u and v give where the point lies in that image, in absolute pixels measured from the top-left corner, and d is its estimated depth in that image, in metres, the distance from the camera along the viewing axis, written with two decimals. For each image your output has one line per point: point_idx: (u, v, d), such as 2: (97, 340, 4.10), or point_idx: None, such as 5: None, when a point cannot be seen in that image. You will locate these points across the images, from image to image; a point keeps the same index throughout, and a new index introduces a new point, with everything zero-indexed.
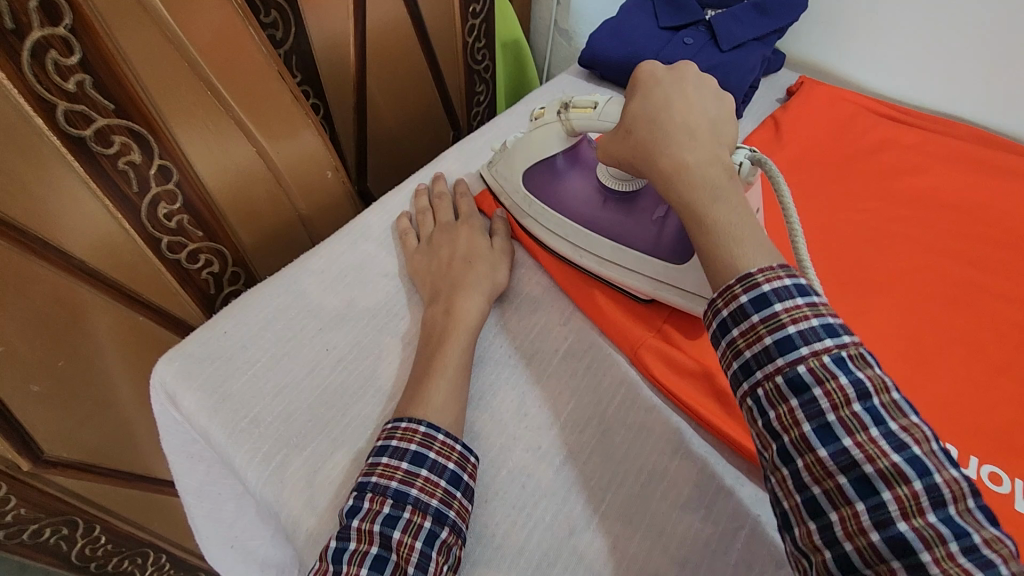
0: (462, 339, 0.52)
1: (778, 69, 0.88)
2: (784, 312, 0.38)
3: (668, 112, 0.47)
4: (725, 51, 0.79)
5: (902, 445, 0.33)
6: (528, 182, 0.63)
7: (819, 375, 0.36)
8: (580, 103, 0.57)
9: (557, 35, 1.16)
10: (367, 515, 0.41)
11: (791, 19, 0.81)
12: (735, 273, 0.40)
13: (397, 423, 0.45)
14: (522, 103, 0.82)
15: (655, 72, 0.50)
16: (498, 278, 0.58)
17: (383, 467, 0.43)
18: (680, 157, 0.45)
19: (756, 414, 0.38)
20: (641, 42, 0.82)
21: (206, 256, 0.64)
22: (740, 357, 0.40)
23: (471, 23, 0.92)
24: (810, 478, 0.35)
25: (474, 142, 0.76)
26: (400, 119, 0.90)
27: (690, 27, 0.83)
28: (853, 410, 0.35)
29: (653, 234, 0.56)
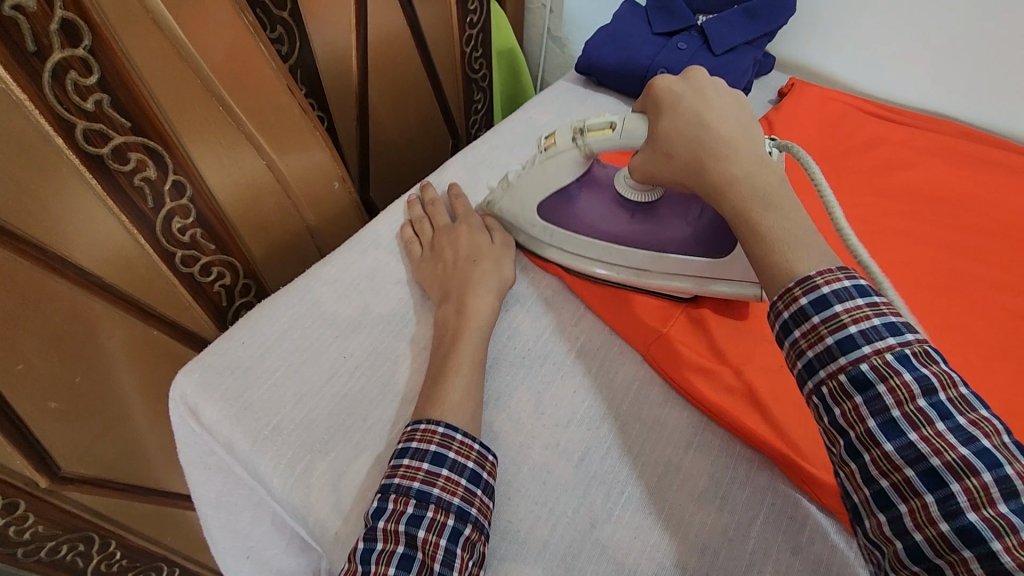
0: (477, 339, 0.53)
1: (768, 71, 0.91)
2: (845, 313, 0.39)
3: (703, 125, 0.48)
4: (718, 55, 0.82)
5: (971, 438, 0.34)
6: (545, 213, 0.61)
7: (882, 372, 0.37)
8: (596, 125, 0.55)
9: (550, 43, 1.18)
10: (392, 515, 0.42)
11: (780, 23, 0.83)
12: (794, 278, 0.41)
13: (416, 425, 0.46)
14: (519, 111, 0.84)
15: (672, 86, 0.51)
16: (503, 273, 0.59)
17: (404, 468, 0.44)
18: (728, 170, 0.46)
19: (822, 411, 0.40)
20: (637, 48, 0.84)
21: (218, 269, 0.65)
22: (803, 356, 0.40)
23: (469, 33, 0.93)
24: (878, 471, 0.37)
25: (477, 151, 0.77)
26: (401, 128, 0.91)
27: (684, 32, 0.85)
28: (918, 405, 0.36)
29: (691, 233, 0.57)
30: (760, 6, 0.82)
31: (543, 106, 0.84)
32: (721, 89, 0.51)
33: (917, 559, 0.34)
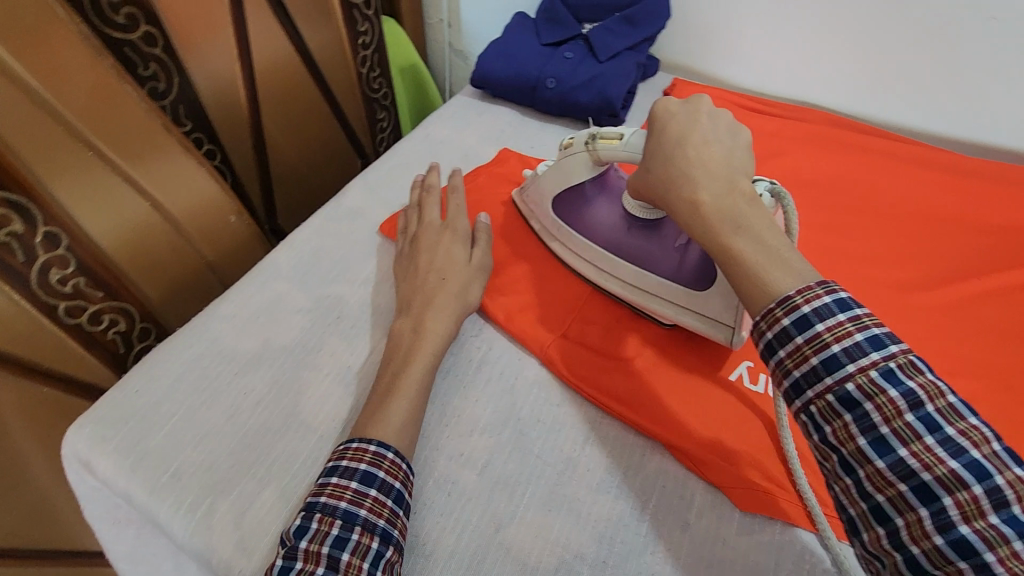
0: (427, 358, 0.54)
1: (654, 74, 0.95)
2: (827, 330, 0.38)
3: (683, 147, 0.50)
4: (603, 61, 0.85)
5: (960, 450, 0.34)
6: (559, 206, 0.66)
7: (867, 390, 0.37)
8: (607, 133, 0.59)
9: (453, 56, 1.20)
10: (316, 536, 0.42)
11: (658, 27, 0.88)
12: (773, 297, 0.41)
13: (349, 444, 0.47)
14: (418, 128, 0.85)
15: (669, 107, 0.52)
16: (469, 301, 0.60)
17: (332, 488, 0.44)
18: (695, 192, 0.47)
19: (810, 428, 0.39)
20: (526, 60, 0.86)
21: (110, 316, 0.63)
22: (789, 376, 0.40)
23: (363, 53, 0.93)
24: (872, 486, 0.36)
25: (377, 172, 0.78)
26: (302, 151, 0.90)
27: (571, 42, 0.89)
28: (906, 420, 0.35)
29: (676, 261, 0.59)
30: (637, 13, 0.87)
31: (442, 121, 0.85)
32: (720, 118, 0.52)
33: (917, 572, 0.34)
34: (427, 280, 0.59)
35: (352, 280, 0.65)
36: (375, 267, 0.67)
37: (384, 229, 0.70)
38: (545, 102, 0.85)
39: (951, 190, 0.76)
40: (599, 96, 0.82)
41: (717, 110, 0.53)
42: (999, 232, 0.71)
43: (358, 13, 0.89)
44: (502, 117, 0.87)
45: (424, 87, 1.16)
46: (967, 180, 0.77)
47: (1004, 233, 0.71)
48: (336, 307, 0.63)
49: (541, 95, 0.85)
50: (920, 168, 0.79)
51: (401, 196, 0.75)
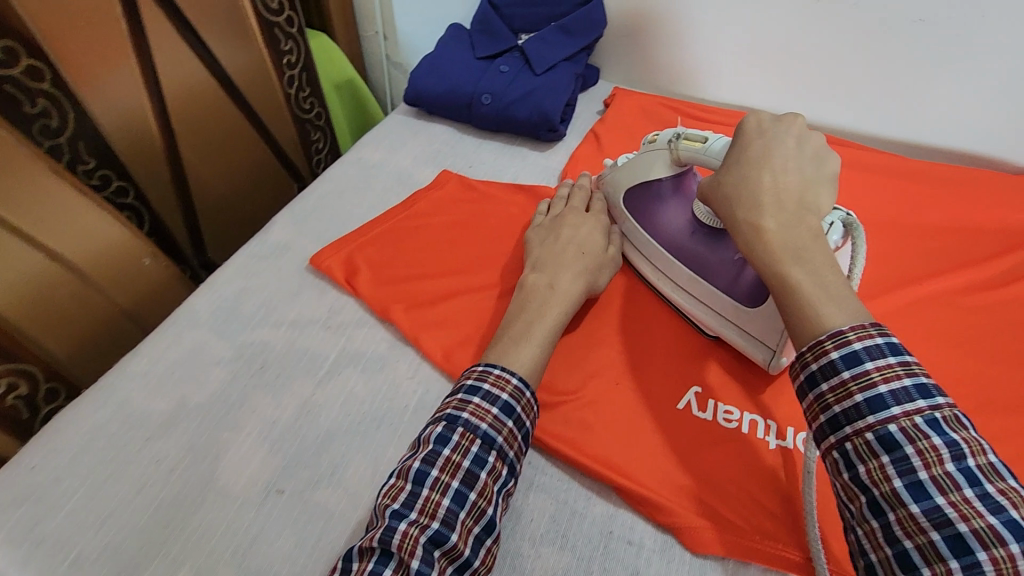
0: (562, 313, 0.56)
1: (594, 83, 0.93)
2: (875, 370, 0.40)
3: (764, 169, 0.51)
4: (539, 74, 0.83)
5: (1000, 507, 0.34)
6: (630, 201, 0.68)
7: (911, 434, 0.38)
8: (692, 135, 0.61)
9: (392, 69, 1.15)
10: (457, 448, 0.45)
11: (595, 37, 0.86)
12: (826, 329, 0.42)
13: (492, 369, 0.49)
14: (349, 151, 0.80)
15: (760, 125, 0.54)
16: (597, 282, 0.62)
17: (474, 407, 0.47)
18: (764, 220, 0.48)
19: (843, 466, 0.40)
20: (459, 75, 0.83)
21: (6, 380, 0.58)
22: (828, 411, 0.41)
23: (289, 74, 0.87)
24: (901, 531, 0.36)
25: (307, 202, 0.73)
26: (227, 179, 0.85)
27: (506, 54, 0.86)
28: (946, 469, 0.36)
29: (732, 274, 0.59)
30: (573, 22, 0.84)
31: (374, 143, 0.81)
32: (808, 144, 0.53)
33: None
34: (566, 250, 0.62)
35: (279, 323, 0.61)
36: (303, 306, 0.63)
37: (314, 263, 0.65)
38: (480, 119, 0.82)
39: (891, 192, 0.74)
40: (534, 111, 0.79)
41: (807, 131, 0.54)
42: (942, 232, 0.70)
43: (279, 32, 0.83)
44: (439, 136, 0.84)
45: (364, 101, 1.09)
46: (904, 182, 0.75)
47: (946, 234, 0.70)
48: (263, 354, 0.58)
49: (477, 111, 0.81)
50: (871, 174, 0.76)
51: (330, 227, 0.70)
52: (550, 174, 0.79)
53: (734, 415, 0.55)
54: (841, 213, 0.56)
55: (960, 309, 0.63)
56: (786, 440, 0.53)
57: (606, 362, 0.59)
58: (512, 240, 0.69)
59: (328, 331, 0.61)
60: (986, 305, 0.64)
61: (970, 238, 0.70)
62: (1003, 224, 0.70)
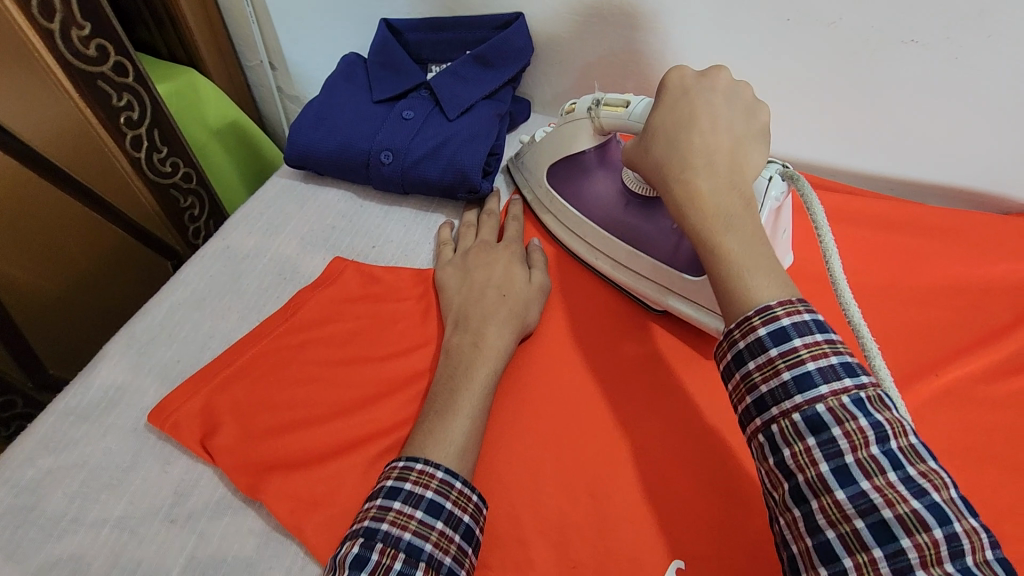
0: (486, 374, 0.48)
1: (525, 120, 0.77)
2: (804, 347, 0.35)
3: (692, 128, 0.43)
4: (453, 119, 0.66)
5: (922, 490, 0.31)
6: (555, 176, 0.62)
7: (838, 415, 0.33)
8: (612, 100, 0.53)
9: (287, 101, 0.93)
10: (377, 569, 0.38)
11: (519, 66, 0.69)
12: (754, 305, 0.36)
13: (412, 463, 0.42)
14: (213, 239, 0.63)
15: (684, 80, 0.46)
16: (527, 322, 0.54)
17: (395, 514, 0.40)
18: (697, 181, 0.41)
19: (767, 452, 0.35)
20: (350, 127, 0.66)
21: None
22: (755, 391, 0.36)
23: (132, 134, 0.70)
24: (823, 519, 0.32)
25: (151, 319, 0.56)
26: (46, 273, 0.69)
27: (412, 94, 0.69)
28: (872, 452, 0.32)
29: (672, 245, 0.54)
30: (491, 50, 0.67)
31: (245, 224, 0.64)
32: (738, 97, 0.46)
33: None
34: (485, 293, 0.54)
35: (99, 522, 0.44)
36: (137, 491, 0.45)
37: (154, 422, 0.48)
38: (382, 181, 0.65)
39: (877, 252, 0.63)
40: (449, 170, 0.63)
41: (737, 84, 0.46)
42: (942, 296, 0.59)
43: (107, 84, 0.66)
44: (332, 204, 0.67)
45: (256, 142, 0.86)
46: (893, 235, 0.63)
47: (951, 299, 0.59)
48: None
49: (377, 172, 0.65)
50: (856, 228, 0.64)
51: (182, 358, 0.53)
52: None
53: None
54: (777, 165, 0.50)
55: (982, 402, 0.52)
56: None
57: (557, 530, 0.45)
58: (426, 355, 0.53)
59: (170, 528, 0.43)
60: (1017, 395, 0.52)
61: (979, 302, 0.59)
62: (1015, 282, 0.59)
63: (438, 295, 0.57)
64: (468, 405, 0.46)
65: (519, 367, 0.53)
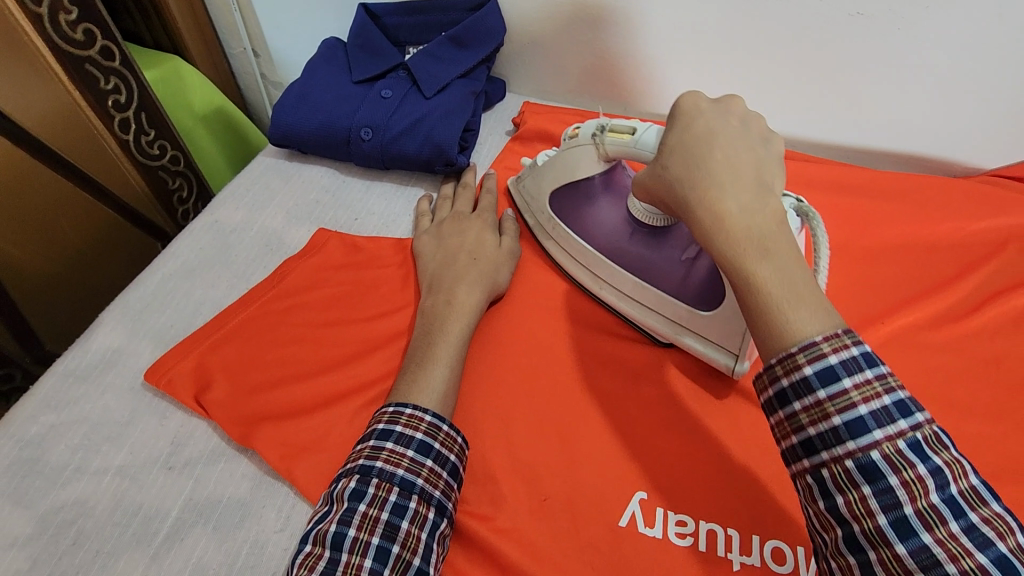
0: (462, 329, 0.52)
1: (500, 99, 0.80)
2: (854, 388, 0.33)
3: (712, 147, 0.40)
4: (429, 97, 0.69)
5: (988, 542, 0.29)
6: (558, 202, 0.60)
7: (894, 462, 0.31)
8: (618, 126, 0.52)
9: (270, 87, 0.95)
10: (374, 501, 0.41)
11: (493, 46, 0.72)
12: (798, 341, 0.33)
13: (403, 408, 0.45)
14: (201, 215, 0.65)
15: (700, 101, 0.43)
16: (498, 283, 0.57)
17: (389, 452, 0.43)
18: (725, 201, 0.37)
19: (817, 494, 0.34)
20: (331, 106, 0.69)
21: None
22: (802, 432, 0.34)
23: (120, 117, 0.73)
24: (883, 572, 0.31)
25: (143, 289, 0.59)
26: (41, 252, 0.72)
27: (389, 74, 0.72)
28: (932, 501, 0.31)
29: (680, 276, 0.53)
30: (464, 31, 0.70)
31: (232, 200, 0.67)
32: (753, 123, 0.43)
33: None
34: (459, 258, 0.57)
35: (101, 471, 0.47)
36: (136, 443, 0.48)
37: (150, 379, 0.51)
38: (363, 157, 0.68)
39: (832, 214, 0.66)
40: (427, 145, 0.66)
41: (750, 112, 0.44)
42: (890, 253, 0.63)
43: (94, 67, 0.68)
44: (315, 180, 0.70)
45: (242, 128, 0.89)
46: (847, 198, 0.67)
47: (899, 255, 0.63)
48: (76, 522, 0.44)
49: (358, 148, 0.68)
50: (812, 192, 0.68)
51: (174, 323, 0.56)
52: None
53: (688, 526, 0.45)
54: (792, 198, 0.47)
55: (924, 347, 0.56)
56: (751, 557, 0.44)
57: (528, 469, 0.48)
58: (406, 316, 0.56)
59: (168, 474, 0.47)
60: (958, 340, 0.56)
61: (926, 257, 0.63)
62: (959, 238, 0.63)
63: (416, 261, 0.60)
64: (444, 356, 0.49)
65: (494, 325, 0.57)
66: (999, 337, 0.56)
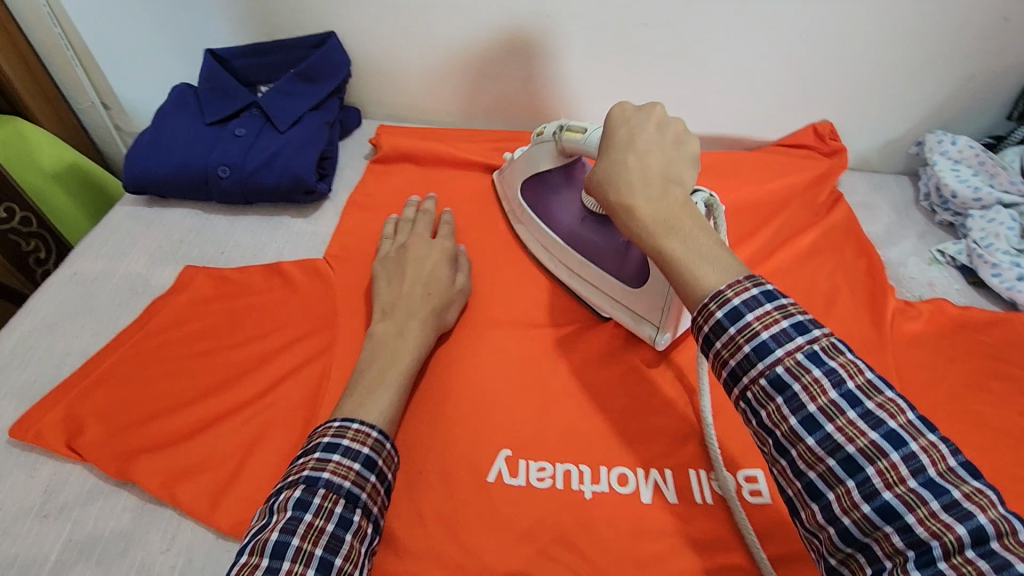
0: (413, 361, 0.54)
1: (357, 125, 0.85)
2: (756, 320, 0.37)
3: (628, 153, 0.47)
4: (283, 131, 0.73)
5: (879, 421, 0.33)
6: (527, 193, 0.70)
7: (795, 373, 0.35)
8: (574, 126, 0.61)
9: (127, 137, 0.95)
10: (320, 512, 0.41)
11: (340, 78, 0.77)
12: (705, 291, 0.39)
13: (349, 423, 0.46)
14: (59, 269, 0.66)
15: (624, 113, 0.50)
16: (446, 320, 0.60)
17: (336, 465, 0.43)
18: (636, 198, 0.44)
19: (749, 415, 0.38)
20: (185, 149, 0.71)
21: None
22: (726, 366, 0.38)
23: None
24: (803, 464, 0.35)
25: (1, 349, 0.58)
26: None
27: (242, 114, 0.75)
28: (831, 398, 0.34)
29: (619, 257, 0.61)
30: (310, 67, 0.74)
31: (91, 251, 0.67)
32: (671, 128, 0.49)
33: (849, 541, 0.34)
34: (414, 290, 0.59)
35: None
36: (6, 497, 0.49)
37: (17, 435, 0.51)
38: (225, 193, 0.71)
39: None
40: (285, 176, 0.70)
41: (670, 119, 0.50)
42: None
43: None
44: (178, 221, 0.72)
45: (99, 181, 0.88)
46: None
47: None
48: None
49: (217, 186, 0.71)
50: None
51: (37, 379, 0.56)
52: (319, 242, 0.70)
53: (547, 470, 0.52)
54: (704, 195, 0.52)
55: None
56: (600, 484, 0.51)
57: (403, 450, 0.53)
58: (279, 334, 0.60)
59: (44, 522, 0.47)
60: None
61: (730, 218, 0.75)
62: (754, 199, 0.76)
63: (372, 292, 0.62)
64: (392, 385, 0.51)
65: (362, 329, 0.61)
66: (786, 274, 0.69)
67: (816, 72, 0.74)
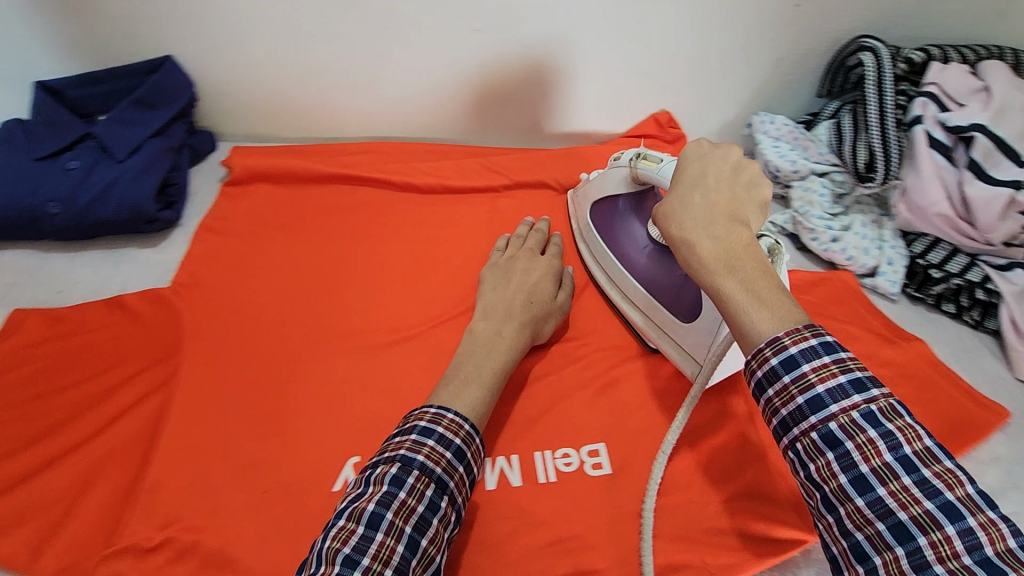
0: (501, 374, 0.52)
1: (211, 149, 0.84)
2: (813, 371, 0.36)
3: (694, 190, 0.44)
4: (122, 160, 0.71)
5: (936, 491, 0.32)
6: (597, 214, 0.68)
7: (850, 430, 0.35)
8: (652, 156, 0.58)
9: None
10: (413, 491, 0.40)
11: (182, 103, 0.75)
12: (764, 337, 0.38)
13: (444, 411, 0.45)
14: None
15: (701, 149, 0.47)
16: (542, 331, 0.59)
17: (430, 450, 0.42)
18: (697, 234, 0.42)
19: (798, 466, 0.37)
20: (9, 185, 0.67)
21: None
22: (777, 414, 0.37)
23: None
24: (851, 524, 0.34)
25: None
26: None
27: (76, 146, 0.72)
28: (886, 460, 0.33)
29: (675, 290, 0.59)
30: (146, 94, 0.73)
31: None
32: (746, 170, 0.46)
33: None
34: (514, 299, 0.58)
35: None
36: None
37: None
38: (59, 230, 0.68)
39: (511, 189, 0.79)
40: (124, 206, 0.68)
41: (747, 161, 0.47)
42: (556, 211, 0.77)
43: None
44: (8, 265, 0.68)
45: None
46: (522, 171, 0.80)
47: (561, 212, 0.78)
48: None
49: (48, 224, 0.68)
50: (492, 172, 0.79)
51: None
52: (166, 271, 0.69)
53: None
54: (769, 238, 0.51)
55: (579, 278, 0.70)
56: None
57: (245, 471, 0.52)
58: (117, 369, 0.58)
59: None
60: None
61: None
62: None
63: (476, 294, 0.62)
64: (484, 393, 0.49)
65: (207, 354, 0.60)
66: None
67: (650, 64, 0.79)
